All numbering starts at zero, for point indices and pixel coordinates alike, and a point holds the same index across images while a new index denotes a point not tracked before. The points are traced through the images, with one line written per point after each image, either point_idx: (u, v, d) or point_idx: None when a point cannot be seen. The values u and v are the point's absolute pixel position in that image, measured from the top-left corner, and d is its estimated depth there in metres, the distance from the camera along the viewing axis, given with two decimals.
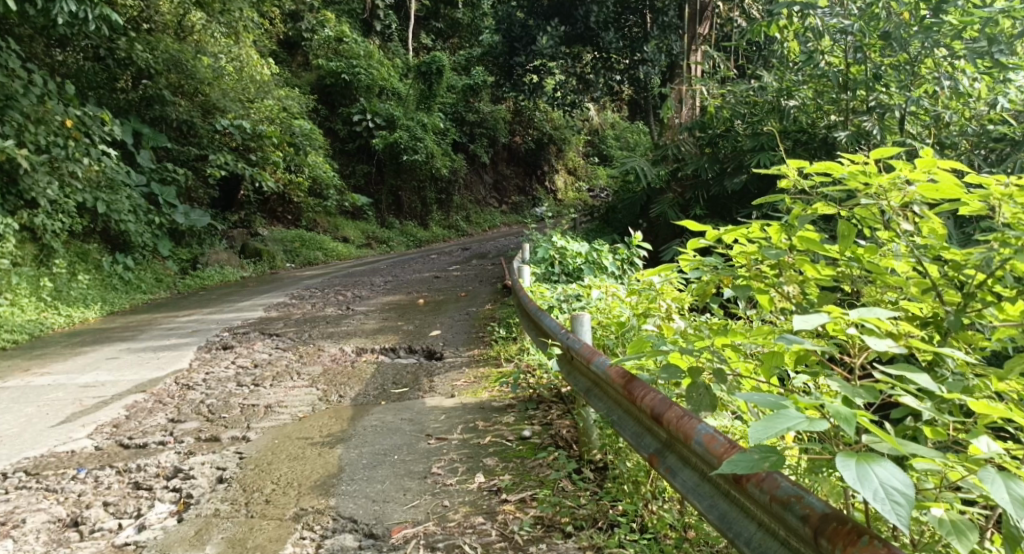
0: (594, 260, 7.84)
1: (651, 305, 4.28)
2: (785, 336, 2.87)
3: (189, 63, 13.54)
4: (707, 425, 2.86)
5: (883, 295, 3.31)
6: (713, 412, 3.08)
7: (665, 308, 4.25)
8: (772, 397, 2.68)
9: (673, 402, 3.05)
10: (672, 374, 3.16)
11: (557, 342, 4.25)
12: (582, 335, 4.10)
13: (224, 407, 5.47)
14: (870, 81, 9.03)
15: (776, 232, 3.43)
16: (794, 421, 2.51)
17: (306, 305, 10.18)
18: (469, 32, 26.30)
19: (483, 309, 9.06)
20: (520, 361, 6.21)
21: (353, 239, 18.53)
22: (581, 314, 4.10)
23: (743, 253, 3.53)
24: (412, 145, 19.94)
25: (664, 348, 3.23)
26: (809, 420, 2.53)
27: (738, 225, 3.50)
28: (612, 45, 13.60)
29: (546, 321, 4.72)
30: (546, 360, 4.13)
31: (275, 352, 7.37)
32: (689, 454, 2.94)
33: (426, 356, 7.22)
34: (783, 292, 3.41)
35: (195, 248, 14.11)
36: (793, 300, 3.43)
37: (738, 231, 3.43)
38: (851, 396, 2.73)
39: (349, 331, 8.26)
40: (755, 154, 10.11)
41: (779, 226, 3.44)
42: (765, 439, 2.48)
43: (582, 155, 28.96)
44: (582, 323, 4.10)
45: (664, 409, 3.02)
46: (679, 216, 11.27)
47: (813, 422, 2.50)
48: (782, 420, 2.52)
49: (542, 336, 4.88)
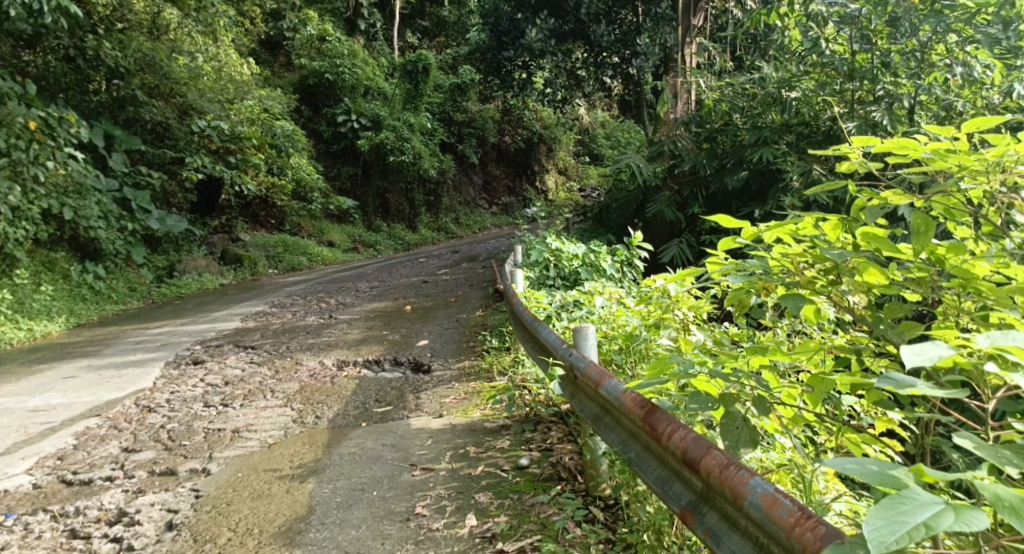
0: (591, 263, 7.31)
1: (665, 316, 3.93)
2: (897, 380, 2.56)
3: (162, 62, 13.02)
4: (764, 483, 2.54)
5: (963, 303, 2.92)
6: (752, 450, 2.70)
7: (680, 319, 3.89)
8: (883, 469, 2.46)
9: (721, 454, 2.64)
10: (702, 401, 2.74)
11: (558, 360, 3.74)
12: (586, 350, 3.59)
13: (186, 433, 4.91)
14: (880, 67, 8.59)
15: (833, 228, 3.02)
16: (932, 519, 2.31)
17: (286, 314, 9.62)
18: (456, 30, 25.78)
19: (474, 315, 8.53)
20: (515, 375, 5.67)
21: (339, 244, 17.94)
22: (585, 327, 3.57)
23: (787, 256, 3.13)
24: (399, 146, 19.40)
25: (689, 372, 2.79)
26: (946, 515, 2.32)
27: (784, 221, 3.07)
28: (603, 38, 13.06)
29: (543, 334, 4.20)
30: (547, 382, 3.64)
31: (248, 368, 6.80)
32: (737, 515, 2.60)
33: (413, 369, 6.67)
34: (847, 302, 3.02)
35: (172, 255, 13.54)
36: (853, 311, 3.03)
37: (785, 228, 3.02)
38: (998, 462, 2.51)
39: (330, 341, 7.71)
40: (756, 148, 9.55)
41: (837, 221, 3.03)
42: (892, 540, 2.29)
43: (573, 155, 28.43)
44: (586, 337, 3.57)
45: (702, 456, 2.67)
46: (676, 215, 10.68)
47: (953, 520, 2.30)
48: (913, 517, 2.32)
49: (539, 350, 4.40)
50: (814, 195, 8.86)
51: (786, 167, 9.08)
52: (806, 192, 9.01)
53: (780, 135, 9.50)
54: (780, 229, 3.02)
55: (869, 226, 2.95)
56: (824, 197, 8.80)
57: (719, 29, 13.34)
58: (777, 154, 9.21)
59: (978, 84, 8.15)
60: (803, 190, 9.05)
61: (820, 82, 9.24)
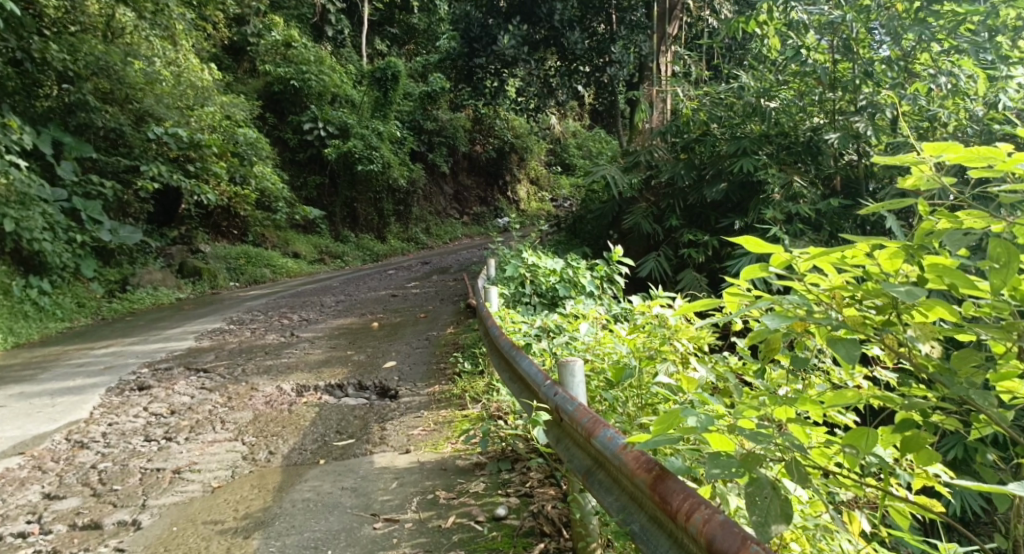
0: (569, 279, 6.85)
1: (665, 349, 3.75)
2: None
3: (117, 66, 12.44)
4: None
5: None
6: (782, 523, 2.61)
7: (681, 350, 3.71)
8: None
9: (744, 535, 2.43)
10: (726, 466, 2.68)
11: (543, 400, 3.40)
12: (573, 388, 3.24)
13: (119, 475, 4.41)
14: (864, 77, 8.16)
15: (887, 259, 2.92)
16: None
17: (244, 331, 9.10)
18: (426, 37, 25.33)
19: (445, 332, 8.04)
20: (491, 404, 5.18)
21: (304, 255, 17.32)
22: (571, 362, 3.22)
23: (823, 291, 3.03)
24: (368, 154, 18.88)
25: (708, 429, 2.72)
26: None
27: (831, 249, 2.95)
28: (577, 45, 12.59)
29: (523, 365, 3.78)
30: (529, 426, 3.34)
31: (198, 394, 6.25)
32: None
33: (378, 395, 6.18)
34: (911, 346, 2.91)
35: (125, 267, 12.96)
36: (914, 354, 2.93)
37: (829, 255, 2.91)
38: None
39: (290, 363, 7.19)
40: (737, 159, 9.03)
41: (892, 251, 2.92)
42: None
43: (544, 164, 27.99)
44: (571, 373, 3.22)
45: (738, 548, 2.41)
46: (654, 227, 10.20)
47: None
48: None
49: (516, 380, 4.05)
50: (796, 207, 8.42)
51: (766, 179, 8.60)
52: (788, 203, 8.58)
53: (761, 144, 8.94)
54: (822, 255, 2.90)
55: (930, 259, 2.86)
56: (807, 209, 8.36)
57: (696, 37, 12.98)
58: (757, 165, 8.73)
59: (962, 94, 7.72)
60: (784, 202, 8.62)
61: (800, 92, 8.90)
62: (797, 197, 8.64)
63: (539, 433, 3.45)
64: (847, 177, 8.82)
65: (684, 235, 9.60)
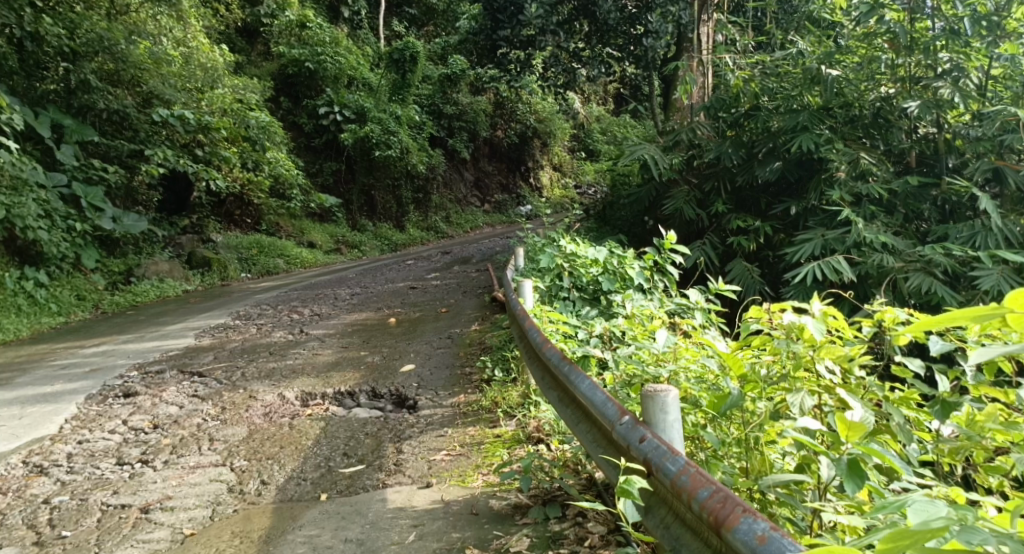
0: (613, 270, 5.97)
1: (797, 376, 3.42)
2: None
3: (120, 44, 11.65)
4: None
5: None
6: None
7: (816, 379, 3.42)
8: None
9: None
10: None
11: (641, 469, 3.07)
12: (661, 419, 3.12)
13: (71, 515, 3.73)
14: (948, 34, 7.42)
15: None
16: None
17: (249, 327, 8.27)
18: (445, 19, 24.46)
19: (470, 329, 7.21)
20: (530, 424, 4.38)
21: (321, 245, 16.46)
22: (665, 393, 3.11)
23: None
24: (386, 139, 18.06)
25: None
26: None
27: None
28: (609, 15, 11.50)
29: (589, 393, 3.45)
30: (619, 489, 3.03)
31: (188, 404, 5.41)
32: None
33: (395, 406, 5.35)
34: None
35: (130, 257, 12.17)
36: None
37: None
38: None
39: (294, 366, 6.32)
40: (793, 136, 8.15)
41: None
42: None
43: (567, 151, 26.95)
44: (669, 398, 3.11)
45: None
46: (698, 212, 9.20)
47: None
48: None
49: (565, 398, 3.74)
50: (867, 187, 7.70)
51: (831, 156, 7.82)
52: (856, 183, 7.84)
53: (823, 118, 8.08)
54: None
55: None
56: (879, 188, 7.63)
57: (740, 5, 12.03)
58: (819, 141, 7.84)
59: None
60: (852, 180, 7.88)
61: (867, 58, 8.05)
62: (865, 175, 7.90)
63: (629, 509, 3.07)
64: (923, 151, 8.07)
65: (733, 222, 8.71)
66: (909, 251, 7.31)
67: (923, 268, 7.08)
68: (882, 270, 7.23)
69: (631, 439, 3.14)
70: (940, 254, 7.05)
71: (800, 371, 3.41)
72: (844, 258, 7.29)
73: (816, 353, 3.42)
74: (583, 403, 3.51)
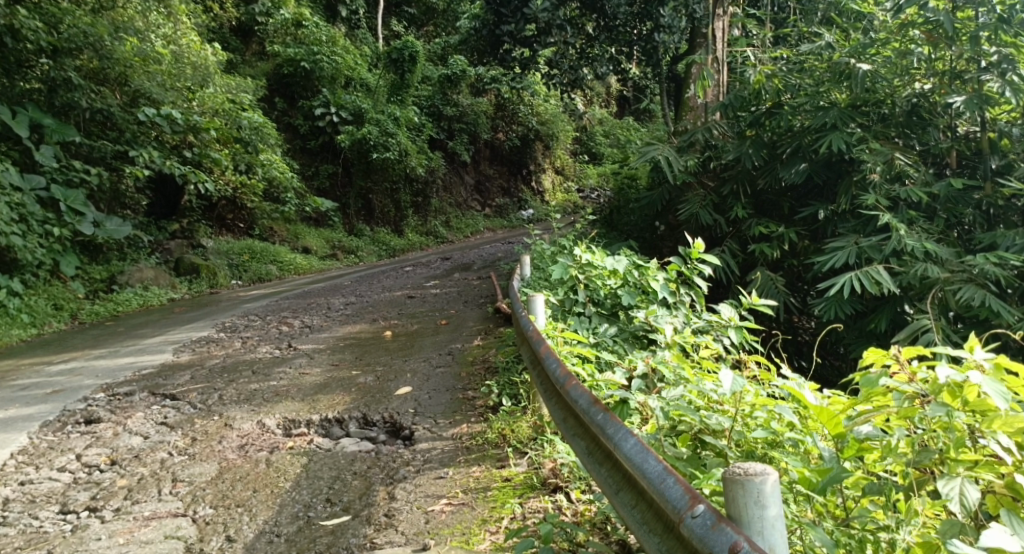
0: (635, 282, 5.41)
1: (958, 452, 3.21)
2: None
3: (106, 40, 11.05)
4: None
5: None
6: None
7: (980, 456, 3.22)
8: None
9: None
10: None
11: None
12: (756, 515, 2.70)
13: None
14: (997, 22, 6.79)
15: None
16: None
17: (234, 341, 7.65)
18: (446, 18, 23.84)
19: (473, 344, 6.61)
20: (544, 466, 3.91)
21: (315, 250, 15.80)
22: (764, 477, 2.71)
23: None
24: (384, 141, 17.43)
25: None
26: None
27: None
28: (618, 10, 10.84)
29: (643, 465, 3.00)
30: None
31: (155, 434, 4.77)
32: None
33: (390, 435, 4.75)
34: None
35: (113, 263, 11.53)
36: None
37: None
38: None
39: (280, 386, 5.67)
40: (821, 135, 7.55)
41: None
42: None
43: (570, 154, 26.23)
44: (768, 486, 2.70)
45: None
46: (715, 217, 8.55)
47: None
48: None
49: (595, 451, 3.33)
50: (905, 191, 7.05)
51: (864, 156, 7.20)
52: (891, 186, 7.22)
53: (854, 115, 7.50)
54: None
55: None
56: (919, 192, 6.98)
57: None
58: (851, 141, 7.24)
59: None
60: (886, 184, 7.26)
61: (899, 51, 7.41)
62: (901, 178, 7.29)
63: None
64: (964, 152, 7.41)
65: (754, 228, 8.08)
66: (954, 261, 6.70)
67: (972, 279, 6.48)
68: (926, 280, 6.61)
69: (717, 545, 2.70)
70: (991, 263, 6.45)
71: (959, 453, 3.22)
72: (882, 267, 6.71)
73: (988, 424, 3.22)
74: (627, 467, 3.09)
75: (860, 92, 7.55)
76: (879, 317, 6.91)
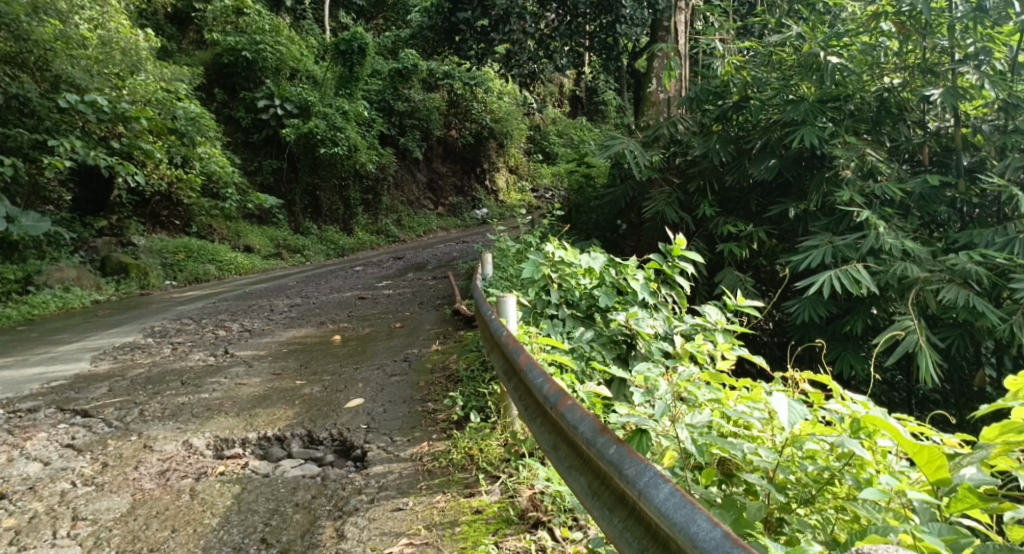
0: (614, 282, 4.90)
1: None
2: None
3: (21, 20, 10.20)
4: None
5: None
6: None
7: None
8: None
9: None
10: None
11: None
12: None
13: None
14: (974, 13, 6.36)
15: None
16: None
17: (161, 347, 6.94)
18: (395, 11, 23.19)
19: (430, 349, 6.01)
20: (523, 495, 3.56)
21: (258, 249, 14.99)
22: None
23: None
24: (331, 136, 16.68)
25: None
26: None
27: None
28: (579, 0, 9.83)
29: (687, 526, 2.65)
30: None
31: (52, 462, 4.08)
32: None
33: (338, 456, 4.13)
34: None
35: (30, 262, 10.64)
36: None
37: None
38: None
39: (209, 400, 4.99)
40: (790, 131, 7.01)
41: None
42: None
43: (524, 153, 25.66)
44: None
45: None
46: (680, 215, 8.00)
47: None
48: None
49: (602, 492, 2.98)
50: (880, 186, 6.57)
51: (837, 151, 6.71)
52: (866, 182, 6.75)
53: (823, 109, 6.96)
54: None
55: None
56: (895, 188, 6.50)
57: None
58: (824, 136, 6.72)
59: None
60: (860, 180, 6.78)
61: (868, 46, 6.96)
62: (873, 174, 6.84)
63: None
64: (934, 148, 6.97)
65: (722, 227, 7.56)
66: (932, 261, 6.25)
67: (953, 279, 6.04)
68: (906, 280, 6.14)
69: None
70: (974, 262, 5.98)
71: None
72: (861, 266, 6.22)
73: None
74: (658, 525, 2.75)
75: (826, 87, 7.01)
76: (854, 319, 6.44)
